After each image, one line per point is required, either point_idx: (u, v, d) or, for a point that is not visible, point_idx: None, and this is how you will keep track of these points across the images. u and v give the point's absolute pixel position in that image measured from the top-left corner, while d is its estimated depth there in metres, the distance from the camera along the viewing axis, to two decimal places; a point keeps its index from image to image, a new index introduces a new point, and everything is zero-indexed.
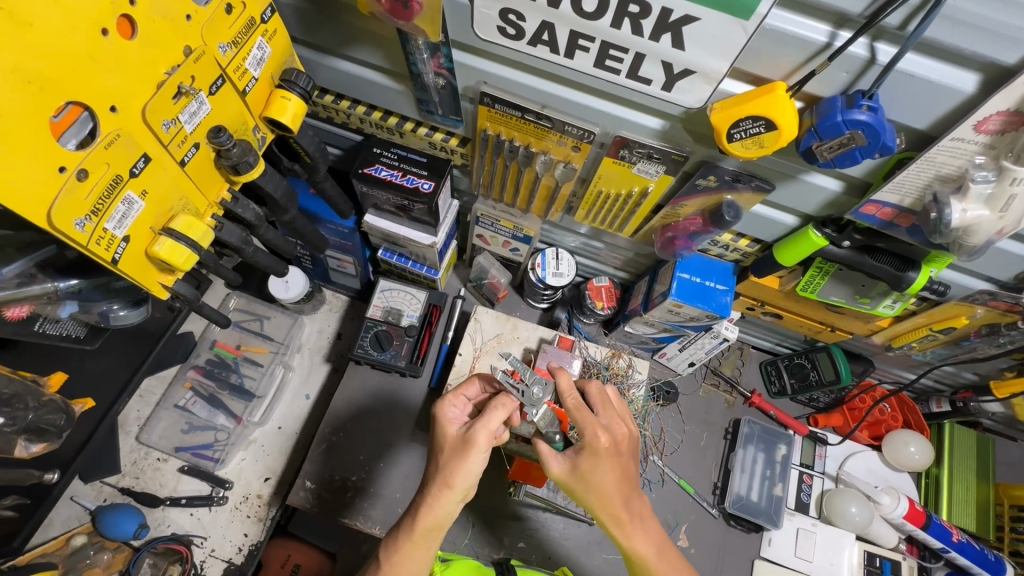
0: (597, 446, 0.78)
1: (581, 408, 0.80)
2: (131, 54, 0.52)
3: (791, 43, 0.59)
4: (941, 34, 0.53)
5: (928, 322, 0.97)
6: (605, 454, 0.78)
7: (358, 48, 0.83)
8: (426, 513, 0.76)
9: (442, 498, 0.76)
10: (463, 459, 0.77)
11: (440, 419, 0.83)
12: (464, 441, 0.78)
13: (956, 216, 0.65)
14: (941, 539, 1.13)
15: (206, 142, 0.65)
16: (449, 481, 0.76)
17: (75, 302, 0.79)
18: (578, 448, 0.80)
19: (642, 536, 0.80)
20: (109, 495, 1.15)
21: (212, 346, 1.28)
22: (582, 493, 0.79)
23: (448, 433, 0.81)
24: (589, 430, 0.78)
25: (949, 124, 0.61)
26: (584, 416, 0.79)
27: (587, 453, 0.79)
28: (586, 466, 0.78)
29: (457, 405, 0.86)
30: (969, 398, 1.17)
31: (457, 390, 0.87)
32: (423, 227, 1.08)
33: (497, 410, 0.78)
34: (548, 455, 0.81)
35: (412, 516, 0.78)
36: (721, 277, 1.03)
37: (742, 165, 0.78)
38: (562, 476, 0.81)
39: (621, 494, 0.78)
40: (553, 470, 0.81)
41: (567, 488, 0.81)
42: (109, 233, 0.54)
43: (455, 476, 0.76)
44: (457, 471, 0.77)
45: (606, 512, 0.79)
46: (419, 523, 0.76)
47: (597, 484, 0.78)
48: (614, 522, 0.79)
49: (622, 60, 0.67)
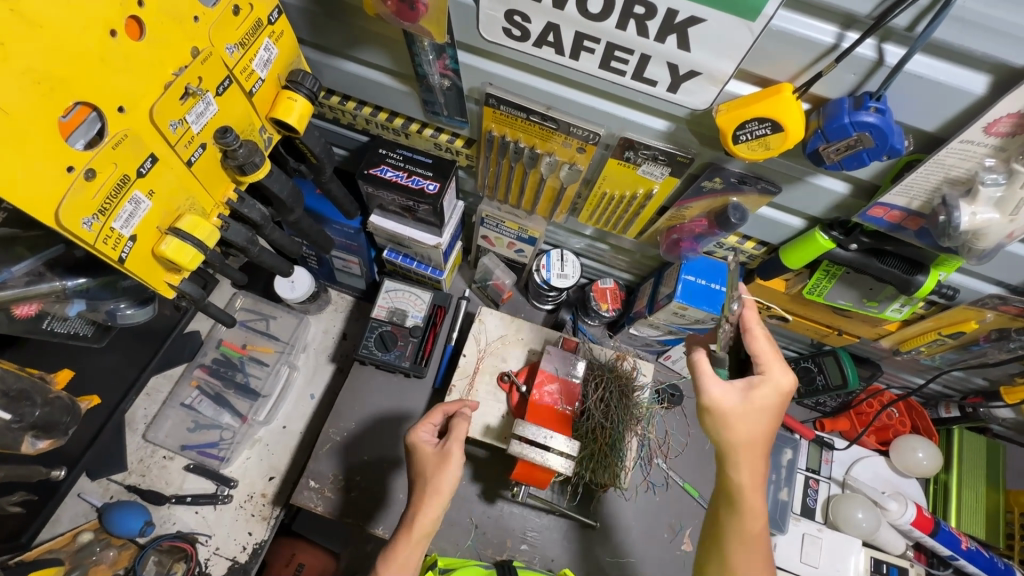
0: (785, 387, 0.76)
1: (767, 346, 0.78)
2: (139, 55, 0.53)
3: (799, 44, 0.58)
4: (951, 35, 0.52)
5: (937, 326, 0.96)
6: (783, 395, 0.77)
7: (364, 50, 0.83)
8: (420, 524, 0.81)
9: (431, 505, 0.82)
10: (445, 469, 0.83)
11: (415, 443, 0.87)
12: (441, 454, 0.84)
13: (965, 219, 0.64)
14: (949, 546, 1.12)
15: (213, 143, 0.65)
16: (438, 488, 0.83)
17: (83, 301, 0.79)
18: (751, 382, 0.77)
19: (755, 498, 0.78)
20: (116, 492, 1.16)
21: (218, 345, 1.29)
22: (737, 426, 0.76)
23: (424, 453, 0.86)
24: (775, 368, 0.77)
25: (958, 127, 0.60)
26: (772, 357, 0.78)
27: (767, 391, 0.76)
28: (761, 404, 0.76)
29: (428, 431, 0.89)
30: (979, 403, 1.16)
31: (425, 417, 0.91)
32: (428, 228, 1.08)
33: (463, 423, 0.87)
34: (709, 379, 0.77)
35: (405, 525, 0.82)
36: (727, 279, 1.02)
37: (748, 166, 0.77)
38: (715, 408, 0.76)
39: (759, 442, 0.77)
40: (711, 395, 0.76)
41: (724, 421, 0.76)
42: (117, 232, 0.55)
43: (442, 482, 0.83)
44: (443, 481, 0.82)
45: (744, 458, 0.77)
46: (414, 532, 0.81)
47: (744, 427, 0.76)
48: (751, 478, 0.78)
49: (627, 62, 0.67)
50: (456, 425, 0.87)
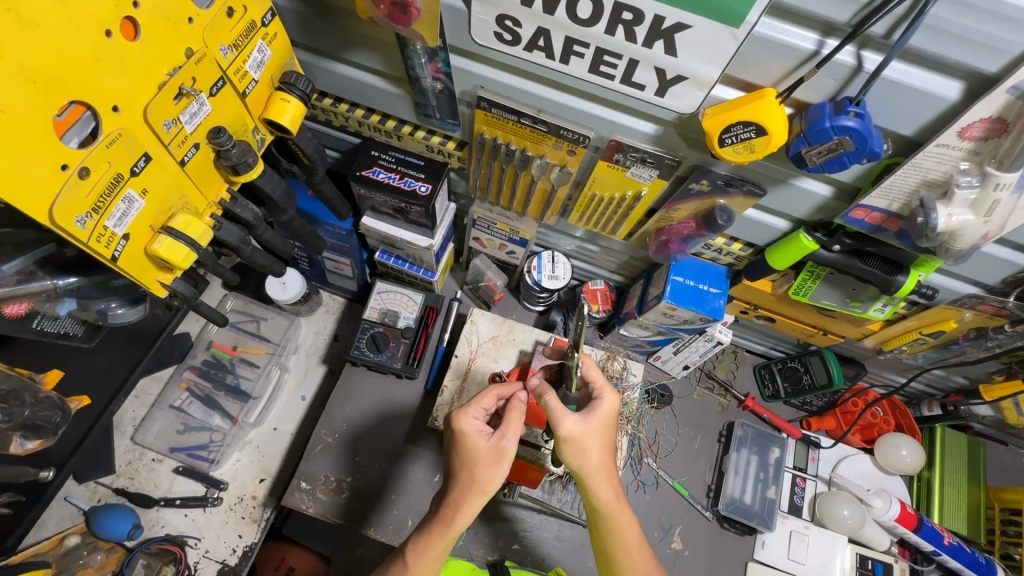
0: (609, 410, 0.81)
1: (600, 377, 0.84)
2: (133, 55, 0.53)
3: (781, 50, 0.60)
4: (925, 42, 0.54)
5: (918, 325, 0.98)
6: (609, 417, 0.81)
7: (357, 53, 0.84)
8: (460, 519, 0.78)
9: (475, 503, 0.78)
10: (499, 468, 0.78)
11: (466, 433, 0.79)
12: (497, 450, 0.79)
13: (942, 220, 0.66)
14: (932, 541, 1.14)
15: (206, 143, 0.65)
16: (485, 487, 0.78)
17: (74, 300, 0.79)
18: (589, 409, 0.80)
19: (626, 520, 0.81)
20: (103, 496, 1.14)
21: (209, 346, 1.28)
22: (591, 452, 0.79)
23: (477, 446, 0.79)
24: (605, 395, 0.82)
25: (934, 131, 0.62)
26: (603, 384, 0.83)
27: (600, 415, 0.80)
28: (593, 429, 0.79)
29: (478, 415, 0.83)
30: (960, 401, 1.19)
31: (475, 401, 0.84)
32: (420, 229, 1.08)
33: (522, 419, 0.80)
34: (561, 412, 0.78)
35: (441, 520, 0.78)
36: (714, 280, 1.04)
37: (734, 169, 0.79)
38: (571, 435, 0.78)
39: (606, 465, 0.80)
40: (561, 426, 0.77)
41: (571, 448, 0.79)
42: (109, 231, 0.55)
43: (491, 482, 0.78)
44: (491, 480, 0.78)
45: (598, 481, 0.79)
46: (452, 528, 0.78)
47: (593, 451, 0.79)
48: (607, 503, 0.80)
49: (616, 66, 0.69)
50: (512, 415, 0.81)
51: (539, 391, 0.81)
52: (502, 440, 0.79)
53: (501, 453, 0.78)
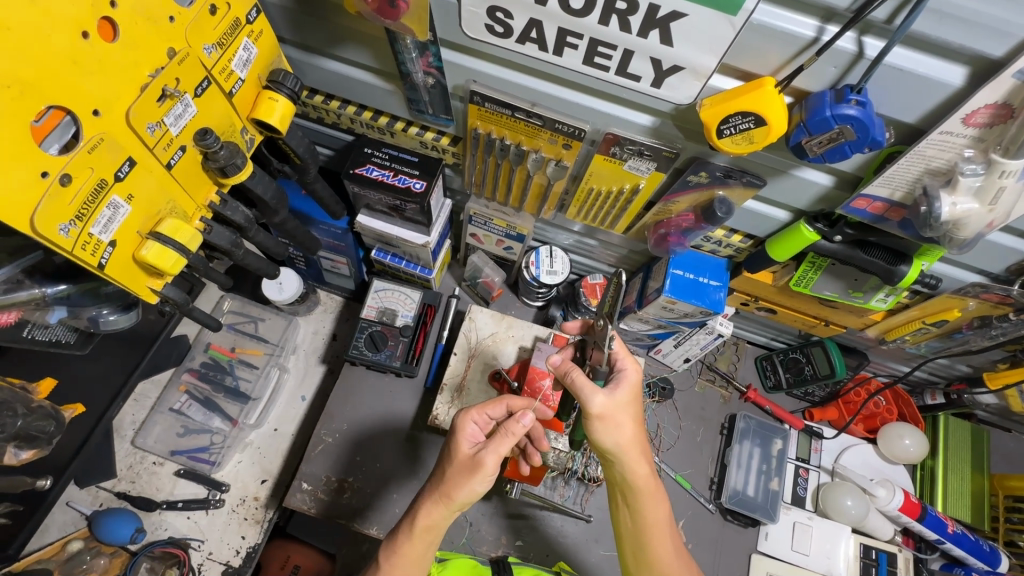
0: (634, 382, 0.79)
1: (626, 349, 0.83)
2: (113, 56, 0.52)
3: (779, 38, 0.58)
4: (928, 27, 0.53)
5: (922, 315, 0.97)
6: (638, 389, 0.80)
7: (347, 48, 0.82)
8: (422, 518, 0.77)
9: (438, 507, 0.76)
10: (470, 480, 0.75)
11: (459, 433, 0.80)
12: (474, 461, 0.76)
13: (946, 209, 0.65)
14: (936, 530, 1.14)
15: (193, 145, 0.64)
16: (450, 493, 0.76)
17: (64, 308, 0.78)
18: (615, 382, 0.79)
19: (654, 497, 0.81)
20: (105, 500, 1.14)
21: (206, 348, 1.28)
22: (622, 428, 0.77)
23: (461, 450, 0.79)
24: (628, 365, 0.80)
25: (937, 118, 0.61)
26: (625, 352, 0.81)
27: (628, 386, 0.78)
28: (627, 402, 0.78)
29: (479, 422, 0.82)
30: (963, 390, 1.18)
31: (481, 405, 0.83)
32: (415, 226, 1.07)
33: (507, 438, 0.77)
34: (590, 388, 0.76)
35: (409, 518, 0.78)
36: (715, 273, 1.03)
37: (733, 160, 0.77)
38: (602, 412, 0.76)
39: (638, 441, 0.79)
40: (589, 401, 0.76)
41: (602, 423, 0.77)
42: (95, 238, 0.54)
43: (456, 489, 0.75)
44: (456, 489, 0.75)
45: (634, 455, 0.79)
46: (415, 531, 0.77)
47: (633, 428, 0.79)
48: (642, 480, 0.80)
49: (610, 57, 0.67)
50: (502, 437, 0.77)
51: (564, 367, 0.80)
52: (484, 453, 0.76)
53: (477, 465, 0.76)
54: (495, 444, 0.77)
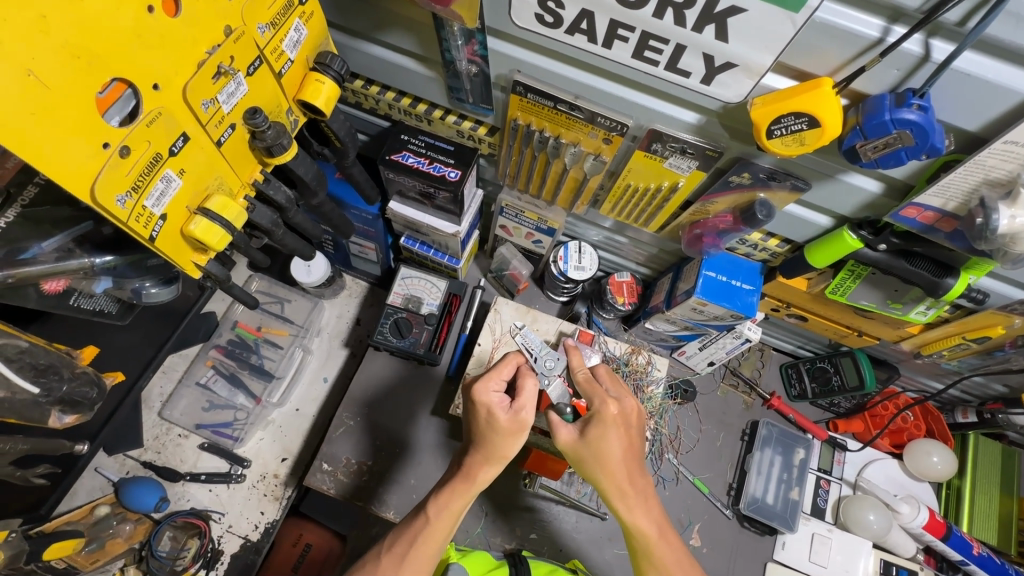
0: (609, 414, 0.79)
1: (587, 380, 0.84)
2: (176, 32, 0.52)
3: (843, 38, 0.57)
4: (1003, 31, 0.51)
5: (961, 330, 0.95)
6: (614, 423, 0.79)
7: (391, 33, 0.82)
8: (481, 478, 0.79)
9: (492, 467, 0.79)
10: (518, 437, 0.78)
11: (487, 405, 0.78)
12: (516, 421, 0.78)
13: (1003, 221, 0.63)
14: (960, 551, 1.12)
15: (242, 123, 0.65)
16: (506, 452, 0.78)
17: (109, 279, 0.80)
18: (586, 418, 0.80)
19: (637, 500, 0.79)
20: (131, 468, 1.17)
21: (234, 326, 1.29)
22: (585, 462, 0.79)
23: (497, 418, 0.78)
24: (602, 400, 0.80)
25: (1001, 127, 0.59)
26: (592, 387, 0.82)
27: (598, 421, 0.79)
28: (593, 437, 0.79)
29: (498, 388, 0.81)
30: (998, 410, 1.15)
31: (494, 372, 0.82)
32: (447, 216, 1.07)
33: (530, 384, 0.80)
34: (558, 422, 0.81)
35: (463, 481, 0.79)
36: (747, 276, 1.01)
37: (779, 162, 0.76)
38: (567, 446, 0.80)
39: (621, 465, 0.78)
40: (560, 439, 0.81)
41: (573, 459, 0.80)
42: (148, 211, 0.55)
43: (509, 449, 0.78)
44: (513, 449, 0.78)
45: (609, 477, 0.78)
46: (474, 485, 0.79)
47: (611, 459, 0.78)
48: (617, 495, 0.78)
49: (661, 52, 0.66)
50: (530, 390, 0.80)
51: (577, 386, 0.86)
52: (527, 410, 0.78)
53: (519, 423, 0.78)
54: (530, 399, 0.79)
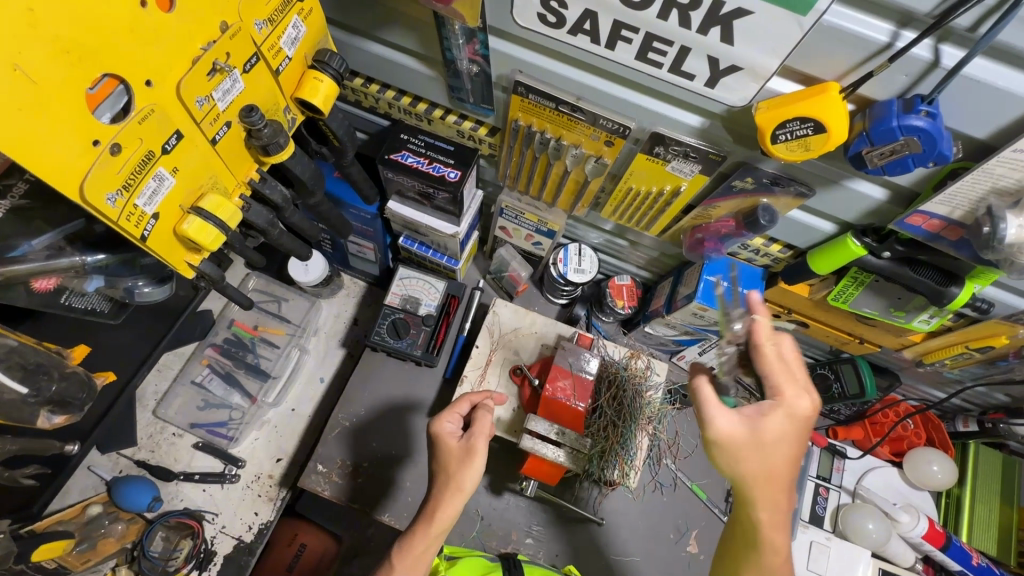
0: (800, 413, 0.68)
1: (784, 361, 0.70)
2: (171, 27, 0.51)
3: (850, 42, 0.56)
4: (1015, 38, 0.50)
5: (964, 340, 0.94)
6: (799, 423, 0.68)
7: (392, 31, 0.81)
8: (442, 517, 0.77)
9: (453, 501, 0.77)
10: (471, 465, 0.78)
11: (439, 436, 0.81)
12: (466, 449, 0.79)
13: (1011, 231, 0.62)
14: (960, 561, 1.11)
15: (238, 121, 0.64)
16: (462, 485, 0.77)
17: (103, 277, 0.79)
18: (765, 409, 0.68)
19: (769, 502, 0.70)
20: (124, 467, 1.16)
21: (230, 325, 1.28)
22: (750, 460, 0.68)
23: (449, 447, 0.80)
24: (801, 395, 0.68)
25: (1010, 135, 0.58)
26: (789, 374, 0.69)
27: (801, 417, 0.68)
28: (772, 435, 0.67)
29: (454, 421, 0.84)
30: (999, 419, 1.14)
31: (451, 406, 0.85)
32: (446, 216, 1.06)
33: (486, 415, 0.81)
34: (717, 408, 0.69)
35: (424, 520, 0.77)
36: (748, 282, 1.00)
37: (783, 167, 0.75)
38: (723, 438, 0.69)
39: (784, 476, 0.70)
40: (714, 426, 0.69)
41: (726, 453, 0.69)
42: (140, 210, 0.54)
43: (466, 478, 0.78)
44: (467, 479, 0.78)
45: (760, 488, 0.69)
46: (433, 527, 0.76)
47: (754, 460, 0.68)
48: (766, 503, 0.70)
49: (665, 54, 0.65)
50: (485, 418, 0.81)
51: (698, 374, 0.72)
52: (478, 436, 0.80)
53: (471, 451, 0.79)
54: (478, 427, 0.81)
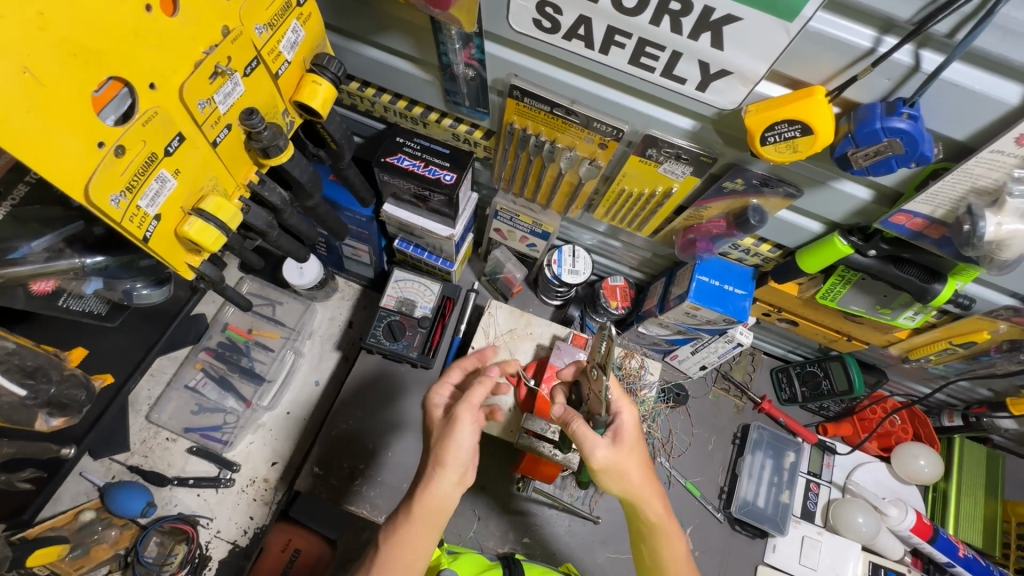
0: (633, 426, 0.78)
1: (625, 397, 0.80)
2: (174, 32, 0.52)
3: (835, 48, 0.58)
4: (991, 44, 0.52)
5: (947, 335, 0.97)
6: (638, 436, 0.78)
7: (390, 36, 0.82)
8: (422, 493, 0.73)
9: (435, 477, 0.74)
10: (452, 434, 0.75)
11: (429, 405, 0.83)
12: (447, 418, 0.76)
13: (990, 229, 0.65)
14: (946, 553, 1.13)
15: (238, 124, 0.64)
16: (441, 458, 0.74)
17: (100, 279, 0.80)
18: (615, 431, 0.78)
19: (655, 496, 0.77)
20: (117, 472, 1.15)
21: (224, 329, 1.28)
22: (632, 476, 0.76)
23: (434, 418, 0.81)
24: (624, 408, 0.79)
25: (988, 136, 0.60)
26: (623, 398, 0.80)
27: (629, 434, 0.77)
28: (629, 455, 0.76)
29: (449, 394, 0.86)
30: (983, 413, 1.17)
31: (444, 379, 0.88)
32: (441, 219, 1.07)
33: (479, 387, 0.79)
34: (593, 441, 0.74)
35: (408, 498, 0.75)
36: (739, 281, 1.02)
37: (771, 168, 0.77)
38: (606, 465, 0.75)
39: (652, 484, 0.78)
40: (590, 455, 0.75)
41: (605, 474, 0.76)
42: (143, 210, 0.54)
43: (445, 451, 0.74)
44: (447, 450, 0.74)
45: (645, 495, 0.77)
46: (412, 506, 0.73)
47: (633, 475, 0.76)
48: (645, 503, 0.77)
49: (657, 58, 0.67)
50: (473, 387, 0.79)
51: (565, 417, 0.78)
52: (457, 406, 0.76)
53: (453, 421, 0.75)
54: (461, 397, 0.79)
